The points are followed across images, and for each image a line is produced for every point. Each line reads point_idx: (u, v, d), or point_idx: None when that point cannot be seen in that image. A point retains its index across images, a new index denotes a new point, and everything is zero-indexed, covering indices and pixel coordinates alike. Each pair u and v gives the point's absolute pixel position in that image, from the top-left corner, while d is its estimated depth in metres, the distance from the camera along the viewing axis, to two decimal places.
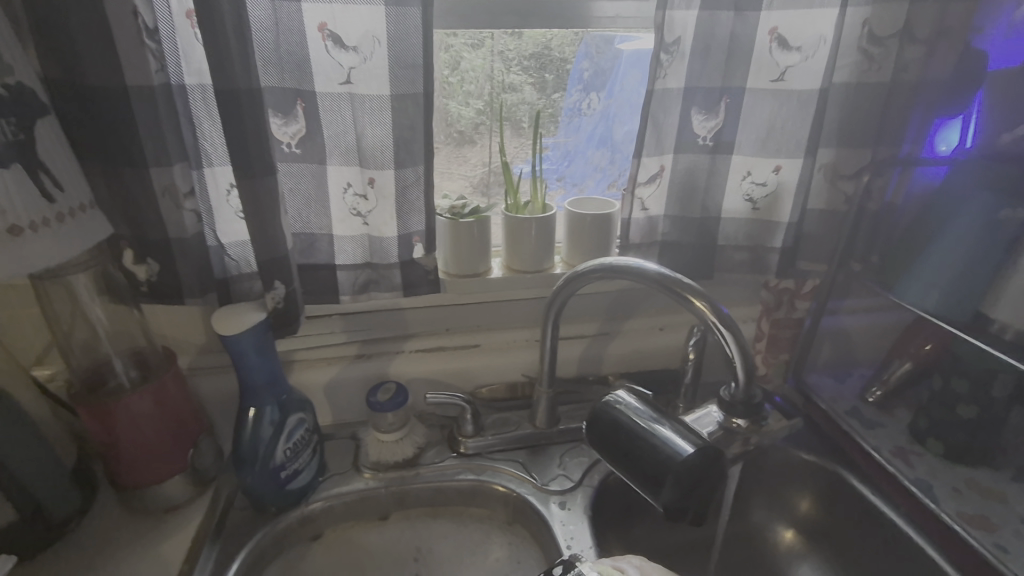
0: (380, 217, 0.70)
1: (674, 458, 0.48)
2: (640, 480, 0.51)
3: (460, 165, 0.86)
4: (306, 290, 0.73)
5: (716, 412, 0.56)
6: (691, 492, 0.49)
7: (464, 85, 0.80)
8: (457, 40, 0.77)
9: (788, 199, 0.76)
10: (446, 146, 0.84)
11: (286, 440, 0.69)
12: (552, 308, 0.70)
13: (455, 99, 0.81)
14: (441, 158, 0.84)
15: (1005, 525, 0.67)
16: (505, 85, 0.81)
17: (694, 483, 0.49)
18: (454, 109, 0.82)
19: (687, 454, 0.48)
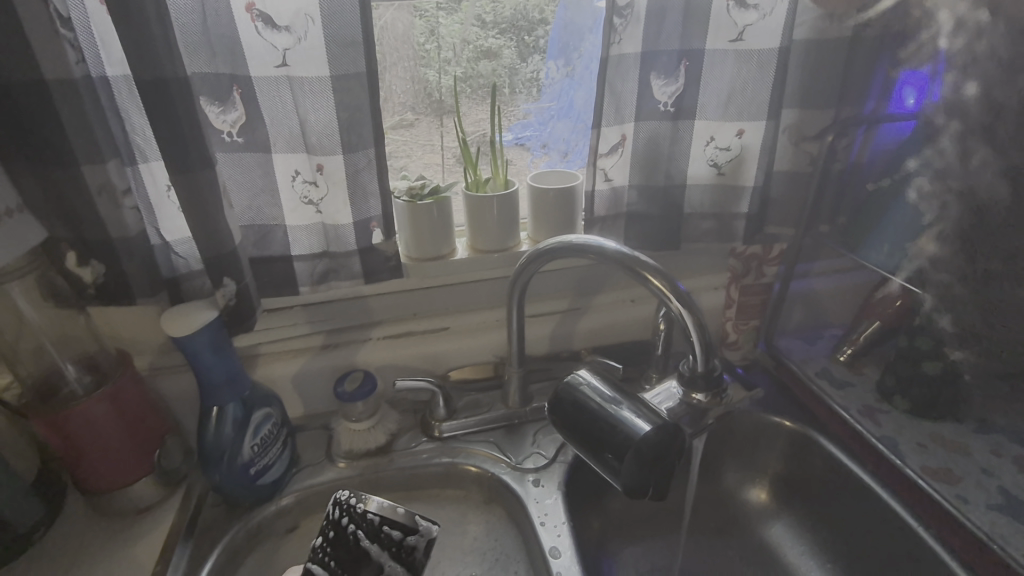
0: (333, 203, 0.68)
1: (631, 436, 0.48)
2: (601, 461, 0.50)
3: (441, 136, 0.82)
4: (264, 283, 0.71)
5: (676, 388, 0.56)
6: (651, 469, 0.49)
7: (441, 51, 0.77)
8: (431, 4, 0.74)
9: (753, 161, 0.74)
10: (426, 116, 0.80)
11: (252, 436, 0.69)
12: (517, 288, 0.69)
13: (433, 67, 0.77)
14: (420, 130, 0.81)
15: (967, 476, 0.68)
16: (481, 50, 0.77)
17: (653, 461, 0.49)
18: (432, 78, 0.78)
19: (644, 433, 0.48)
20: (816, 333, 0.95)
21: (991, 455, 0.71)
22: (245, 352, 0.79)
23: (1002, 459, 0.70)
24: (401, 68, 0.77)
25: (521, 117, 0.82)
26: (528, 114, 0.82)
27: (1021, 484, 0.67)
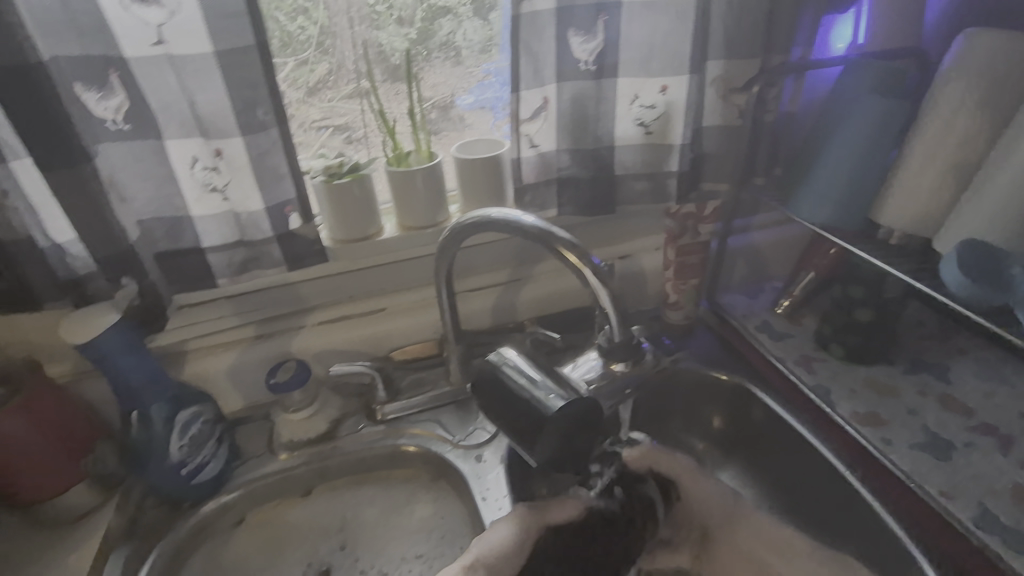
0: (240, 189, 0.64)
1: (547, 413, 0.47)
2: (518, 440, 0.50)
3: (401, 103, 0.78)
4: (179, 278, 0.68)
5: (597, 360, 0.56)
6: (570, 445, 0.48)
7: (394, 12, 0.73)
8: None
9: (679, 118, 0.72)
10: (383, 83, 0.76)
11: (180, 436, 0.67)
12: (445, 263, 0.67)
13: (387, 30, 0.74)
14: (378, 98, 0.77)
15: (895, 419, 0.70)
16: (437, 7, 0.74)
17: (571, 437, 0.48)
18: (387, 41, 0.74)
19: (556, 411, 0.47)
20: (759, 286, 0.95)
21: (918, 396, 0.73)
22: (172, 348, 0.75)
23: (928, 398, 0.72)
24: (355, 32, 0.73)
25: (481, 78, 0.79)
26: (489, 74, 0.79)
27: (943, 421, 0.69)
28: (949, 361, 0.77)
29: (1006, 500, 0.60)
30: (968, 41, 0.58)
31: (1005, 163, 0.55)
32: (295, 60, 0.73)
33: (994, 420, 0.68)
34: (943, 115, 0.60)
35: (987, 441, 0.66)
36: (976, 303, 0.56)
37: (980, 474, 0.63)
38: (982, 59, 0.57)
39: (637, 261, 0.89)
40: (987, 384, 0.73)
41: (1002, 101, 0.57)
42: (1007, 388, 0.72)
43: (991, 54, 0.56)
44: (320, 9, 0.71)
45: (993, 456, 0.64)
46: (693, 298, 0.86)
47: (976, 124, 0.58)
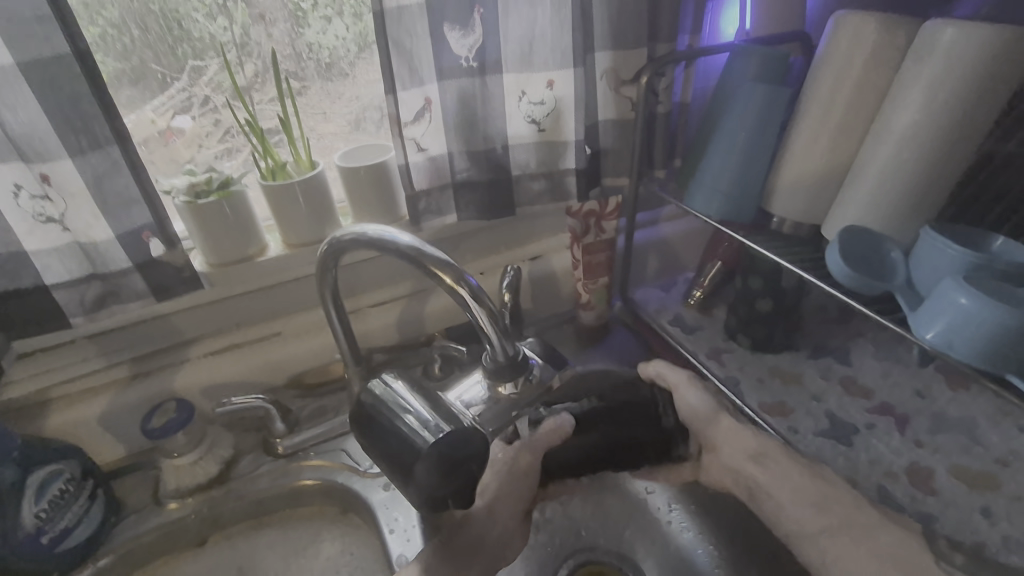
0: (81, 218, 0.57)
1: (418, 447, 0.44)
2: (396, 479, 0.46)
3: (332, 102, 0.79)
4: (19, 323, 0.60)
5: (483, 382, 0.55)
6: (450, 478, 0.45)
7: (320, 9, 0.72)
8: None
9: (569, 114, 0.70)
10: (314, 81, 0.77)
11: (37, 500, 0.58)
12: (328, 286, 0.59)
13: (313, 27, 0.73)
14: (311, 96, 0.77)
15: (798, 408, 0.71)
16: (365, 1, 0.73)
17: (451, 470, 0.45)
18: (314, 39, 0.74)
19: (428, 446, 0.44)
20: (672, 280, 0.94)
21: (822, 381, 0.74)
22: (32, 401, 0.67)
23: (831, 382, 0.74)
24: (277, 31, 0.72)
25: None
26: None
27: (845, 405, 0.71)
28: (850, 343, 0.79)
29: (904, 481, 0.61)
30: (836, 26, 0.57)
31: (879, 150, 0.55)
32: (217, 61, 0.71)
33: (892, 400, 0.70)
34: (823, 99, 0.59)
35: (885, 421, 0.68)
36: (862, 290, 0.54)
37: (877, 459, 0.64)
38: (852, 45, 0.55)
39: (547, 262, 0.87)
40: (885, 363, 0.75)
41: (877, 85, 0.56)
42: (902, 366, 0.74)
43: (859, 38, 0.55)
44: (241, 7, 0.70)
45: (891, 437, 0.66)
46: (604, 296, 0.85)
47: (854, 110, 0.57)
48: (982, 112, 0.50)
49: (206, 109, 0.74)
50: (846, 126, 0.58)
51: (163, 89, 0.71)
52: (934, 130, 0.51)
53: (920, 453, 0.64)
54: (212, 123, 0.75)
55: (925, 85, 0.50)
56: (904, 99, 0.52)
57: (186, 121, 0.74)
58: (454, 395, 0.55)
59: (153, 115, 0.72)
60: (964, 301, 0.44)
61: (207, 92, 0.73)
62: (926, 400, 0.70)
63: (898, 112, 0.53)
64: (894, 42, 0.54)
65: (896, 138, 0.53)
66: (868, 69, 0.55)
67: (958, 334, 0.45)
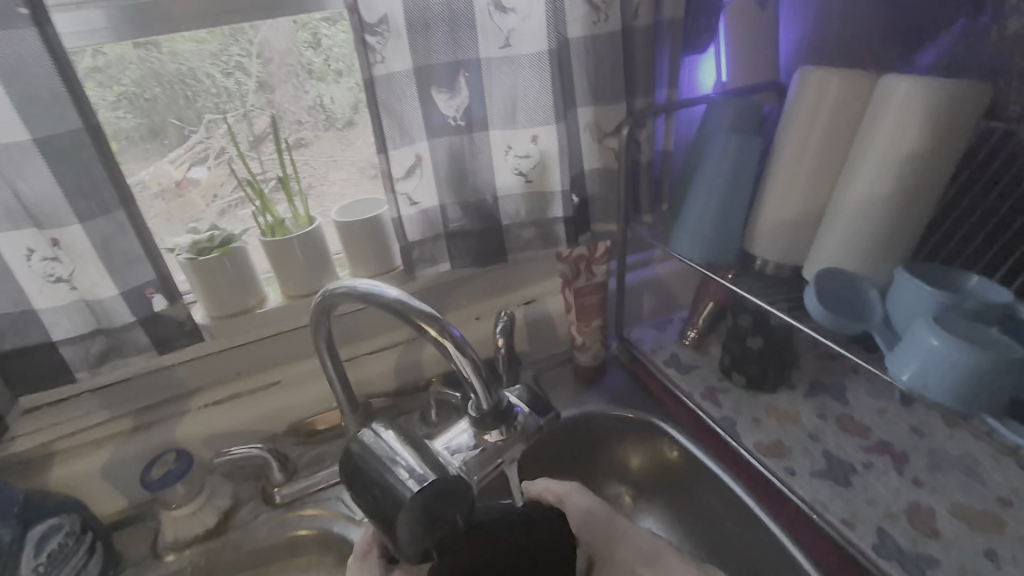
0: (87, 277, 0.60)
1: (399, 498, 0.45)
2: (380, 529, 0.48)
3: (346, 150, 0.83)
4: (26, 379, 0.62)
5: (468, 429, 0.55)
6: (430, 526, 0.45)
7: (332, 64, 0.77)
8: (312, 16, 0.74)
9: (555, 165, 0.72)
10: (327, 134, 0.81)
11: (35, 554, 0.59)
12: (322, 337, 0.60)
13: (328, 81, 0.78)
14: (322, 146, 0.81)
15: (795, 447, 0.71)
16: None
17: (431, 516, 0.45)
18: (327, 93, 0.79)
19: (412, 495, 0.45)
20: (666, 318, 0.95)
21: (818, 419, 0.74)
22: (36, 455, 0.69)
23: (827, 420, 0.73)
24: (289, 87, 0.77)
25: None
26: None
27: (842, 444, 0.70)
28: (845, 380, 0.79)
29: (902, 522, 0.61)
30: (802, 78, 0.59)
31: (849, 194, 0.57)
32: (235, 113, 0.76)
33: (889, 437, 0.70)
34: (795, 147, 0.61)
35: (882, 460, 0.68)
36: (840, 330, 0.55)
37: (875, 499, 0.63)
38: (817, 95, 0.58)
39: (542, 305, 0.88)
40: (881, 401, 0.75)
41: (844, 132, 0.58)
42: (897, 403, 0.74)
43: (824, 89, 0.58)
44: (257, 63, 0.75)
45: (889, 476, 0.66)
46: (598, 337, 0.84)
47: (823, 156, 0.60)
48: (942, 157, 0.52)
49: (221, 160, 0.78)
50: (817, 171, 0.61)
51: (182, 142, 0.76)
52: (899, 174, 0.53)
53: (919, 492, 0.63)
54: (227, 173, 0.79)
55: (887, 132, 0.53)
56: (868, 145, 0.55)
57: (202, 172, 0.78)
58: (442, 442, 0.54)
59: (171, 167, 0.76)
60: (935, 342, 0.45)
61: (223, 144, 0.77)
62: (923, 437, 0.69)
63: (864, 157, 0.55)
64: (857, 91, 0.57)
65: (864, 182, 0.55)
66: (834, 117, 0.58)
67: (931, 376, 0.46)
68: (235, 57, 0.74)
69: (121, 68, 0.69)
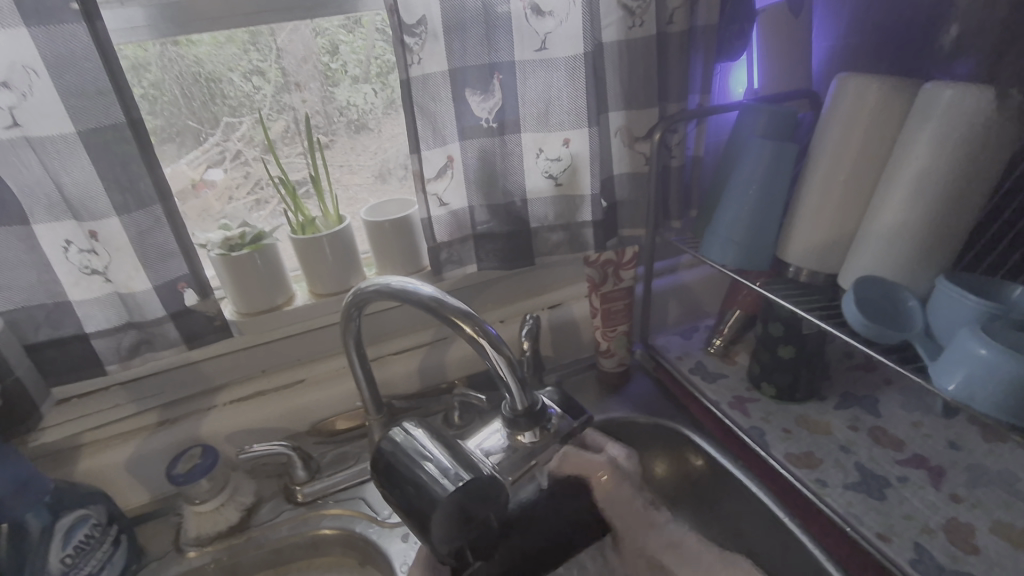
0: (123, 271, 0.61)
1: (434, 499, 0.46)
2: (414, 527, 0.48)
3: (358, 154, 0.83)
4: (58, 370, 0.62)
5: (501, 429, 0.55)
6: (463, 525, 0.47)
7: (349, 69, 0.78)
8: (329, 23, 0.75)
9: (586, 168, 0.72)
10: (343, 136, 0.82)
11: (62, 545, 0.59)
12: (352, 333, 0.60)
13: (342, 85, 0.79)
14: (337, 150, 0.82)
15: (827, 459, 0.69)
16: (390, 64, 0.79)
17: (465, 516, 0.47)
18: (342, 96, 0.79)
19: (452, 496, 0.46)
20: (692, 326, 0.94)
21: (850, 431, 0.73)
22: (65, 446, 0.70)
23: (859, 432, 0.72)
24: (311, 89, 0.78)
25: None
26: None
27: (875, 457, 0.69)
28: (878, 393, 0.77)
29: (941, 538, 0.59)
30: (840, 85, 0.59)
31: (887, 202, 0.56)
32: (251, 118, 0.77)
33: (925, 451, 0.69)
34: (832, 152, 0.60)
35: (919, 474, 0.66)
36: (878, 339, 0.55)
37: (912, 514, 0.62)
38: (855, 103, 0.57)
39: (567, 310, 0.88)
40: (914, 414, 0.74)
41: (883, 140, 0.58)
42: (932, 417, 0.73)
43: (863, 96, 0.57)
44: (275, 67, 0.75)
45: (926, 490, 0.64)
46: (625, 343, 0.84)
47: (860, 164, 0.59)
48: (986, 167, 0.51)
49: (237, 163, 0.79)
50: (855, 178, 0.60)
51: (198, 145, 0.77)
52: (940, 184, 0.52)
53: (958, 508, 0.62)
54: (243, 176, 0.80)
55: (931, 139, 0.52)
56: (909, 154, 0.54)
57: (218, 174, 0.79)
58: (474, 443, 0.55)
59: (188, 168, 0.77)
60: (983, 351, 0.45)
61: (239, 147, 0.78)
62: (960, 452, 0.68)
63: (904, 165, 0.54)
64: (897, 99, 0.56)
65: (905, 190, 0.54)
66: (873, 125, 0.57)
67: (978, 385, 0.45)
68: (251, 62, 0.74)
69: (162, 65, 0.71)
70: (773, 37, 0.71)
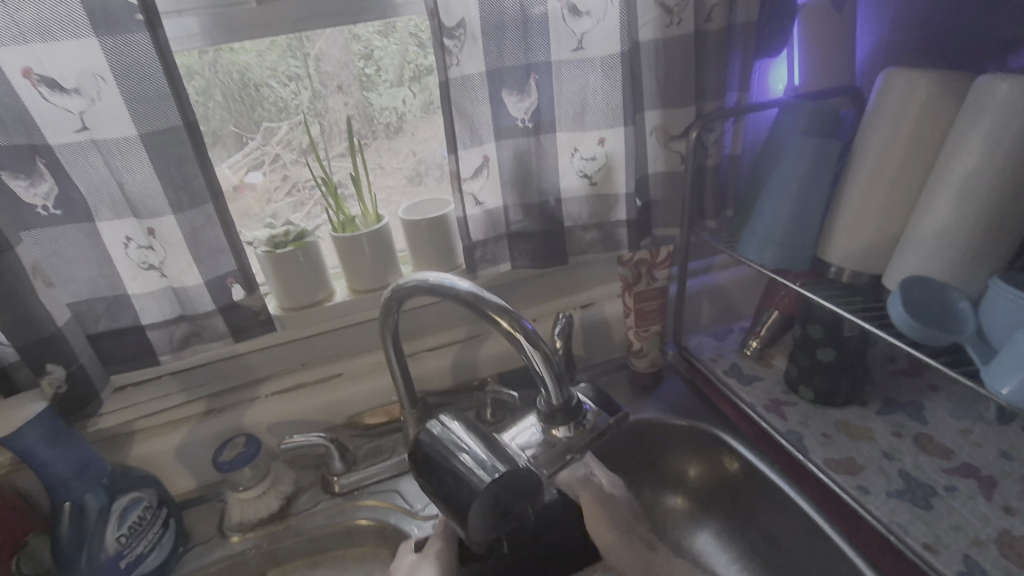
0: (176, 266, 0.64)
1: (473, 491, 0.47)
2: (450, 515, 0.49)
3: (390, 158, 0.85)
4: (117, 359, 0.66)
5: (537, 425, 0.55)
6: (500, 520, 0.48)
7: (382, 73, 0.80)
8: (366, 29, 0.77)
9: (621, 168, 0.72)
10: (377, 138, 0.84)
11: (117, 526, 0.62)
12: (389, 329, 0.61)
13: (376, 90, 0.81)
14: (373, 152, 0.84)
15: (869, 465, 0.68)
16: (424, 67, 0.81)
17: (502, 511, 0.48)
18: (375, 101, 0.82)
19: (486, 485, 0.47)
20: (727, 327, 0.93)
21: (893, 437, 0.70)
22: (119, 432, 0.73)
23: (903, 439, 0.70)
24: (347, 94, 0.80)
25: None
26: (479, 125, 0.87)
27: (921, 464, 0.67)
28: (923, 399, 0.75)
29: (992, 550, 0.57)
30: (887, 80, 0.58)
31: (936, 201, 0.55)
32: (288, 123, 0.80)
33: (975, 460, 0.66)
34: (878, 149, 0.59)
35: (968, 484, 0.64)
36: (926, 342, 0.53)
37: (961, 524, 0.60)
38: (903, 96, 0.56)
39: (599, 309, 0.88)
40: (964, 421, 0.71)
41: (932, 136, 0.56)
42: (983, 425, 0.70)
43: (911, 91, 0.55)
44: (312, 75, 0.78)
45: (976, 501, 0.62)
46: (657, 344, 0.83)
47: (907, 162, 0.58)
48: None
49: (276, 166, 0.82)
50: (900, 176, 0.58)
51: (239, 149, 0.80)
52: (994, 181, 0.51)
53: (1011, 520, 0.59)
54: (281, 178, 0.83)
55: (984, 133, 0.50)
56: (960, 150, 0.52)
57: (257, 177, 0.82)
58: (509, 437, 0.56)
59: (230, 172, 0.80)
60: None
61: (277, 151, 0.81)
62: (1014, 461, 0.65)
63: (954, 163, 0.53)
64: (948, 94, 0.54)
65: (955, 188, 0.53)
66: (921, 121, 0.56)
67: None
68: (290, 68, 0.77)
69: (213, 71, 0.74)
70: (814, 32, 0.69)
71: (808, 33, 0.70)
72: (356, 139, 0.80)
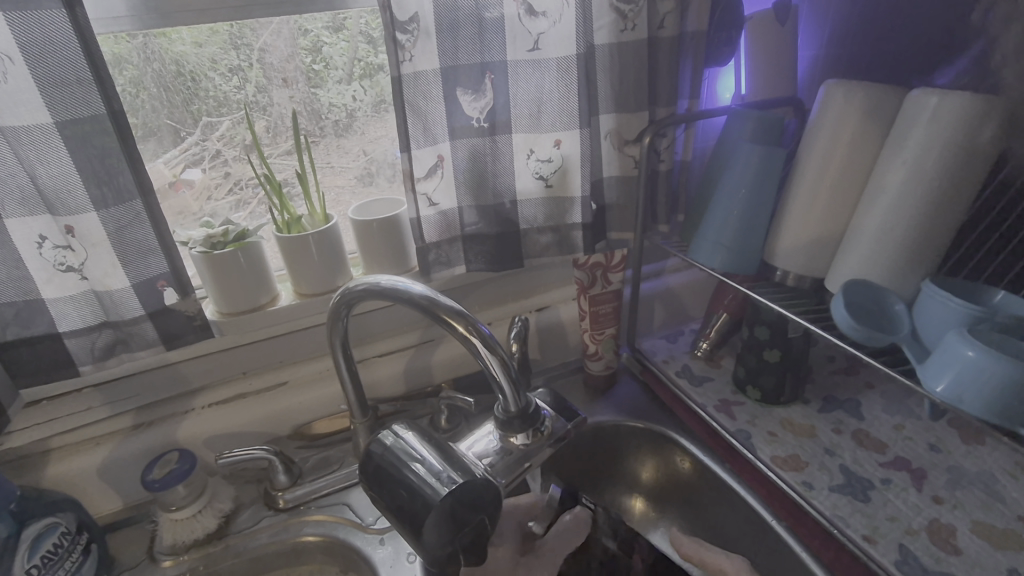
0: (98, 268, 0.58)
1: (428, 503, 0.45)
2: (403, 529, 0.47)
3: (340, 156, 0.82)
4: (28, 371, 0.60)
5: (494, 432, 0.54)
6: (456, 532, 0.46)
7: (331, 71, 0.77)
8: (315, 24, 0.74)
9: (576, 171, 0.71)
10: (325, 137, 0.80)
11: (29, 557, 0.55)
12: (338, 334, 0.58)
13: (325, 87, 0.77)
14: (319, 151, 0.80)
15: (813, 462, 0.70)
16: (376, 65, 0.78)
17: (460, 522, 0.47)
18: (324, 98, 0.78)
19: (442, 496, 0.45)
20: (678, 329, 0.95)
21: (834, 434, 0.74)
22: (34, 451, 0.67)
23: (843, 436, 0.73)
24: (293, 90, 0.76)
25: None
26: None
27: (859, 459, 0.70)
28: (860, 396, 0.79)
29: (924, 539, 0.60)
30: (828, 91, 0.60)
31: (873, 208, 0.57)
32: (229, 118, 0.75)
33: (906, 454, 0.70)
34: (819, 157, 0.61)
35: (901, 476, 0.67)
36: (866, 342, 0.55)
37: (896, 515, 0.63)
38: (843, 107, 0.58)
39: (554, 312, 0.88)
40: (897, 417, 0.75)
41: (869, 146, 0.59)
42: (914, 420, 0.74)
43: (850, 102, 0.58)
44: (255, 69, 0.74)
45: (908, 492, 0.65)
46: (612, 346, 0.84)
47: (847, 171, 0.60)
48: (968, 174, 0.52)
49: (217, 163, 0.77)
50: (840, 184, 0.61)
51: (177, 143, 0.74)
52: (925, 191, 0.54)
53: (939, 509, 0.63)
54: (222, 176, 0.78)
55: (918, 145, 0.53)
56: (896, 159, 0.55)
57: (196, 174, 0.77)
58: (465, 446, 0.54)
59: (166, 167, 0.75)
60: (971, 354, 0.46)
61: (219, 147, 0.76)
62: (940, 453, 0.69)
63: (890, 172, 0.56)
64: (883, 107, 0.57)
65: (891, 196, 0.56)
66: (859, 131, 0.58)
67: (967, 388, 0.46)
68: (233, 61, 0.72)
69: (144, 58, 0.68)
70: (757, 43, 0.72)
71: (752, 42, 0.72)
72: (301, 134, 0.76)
